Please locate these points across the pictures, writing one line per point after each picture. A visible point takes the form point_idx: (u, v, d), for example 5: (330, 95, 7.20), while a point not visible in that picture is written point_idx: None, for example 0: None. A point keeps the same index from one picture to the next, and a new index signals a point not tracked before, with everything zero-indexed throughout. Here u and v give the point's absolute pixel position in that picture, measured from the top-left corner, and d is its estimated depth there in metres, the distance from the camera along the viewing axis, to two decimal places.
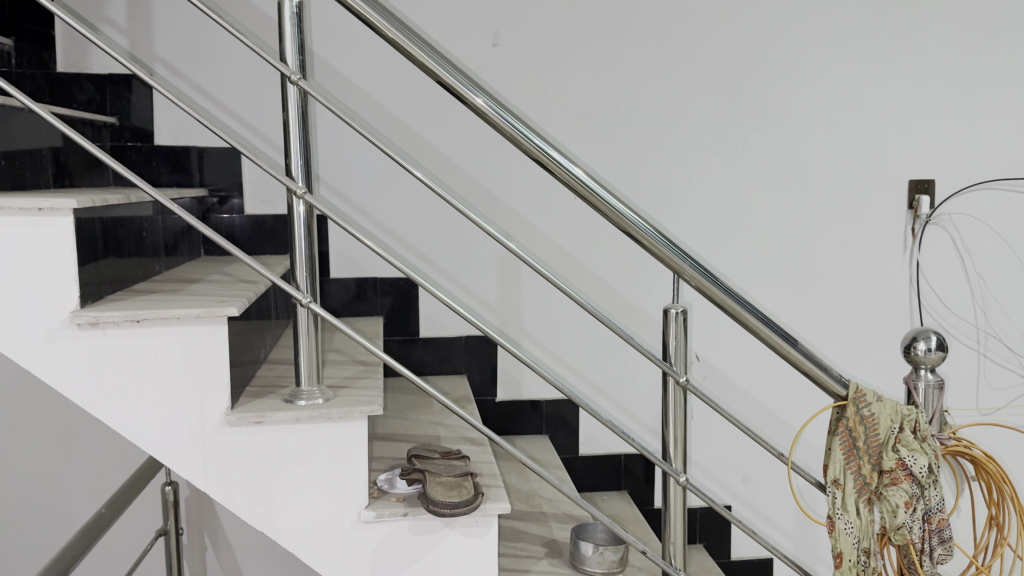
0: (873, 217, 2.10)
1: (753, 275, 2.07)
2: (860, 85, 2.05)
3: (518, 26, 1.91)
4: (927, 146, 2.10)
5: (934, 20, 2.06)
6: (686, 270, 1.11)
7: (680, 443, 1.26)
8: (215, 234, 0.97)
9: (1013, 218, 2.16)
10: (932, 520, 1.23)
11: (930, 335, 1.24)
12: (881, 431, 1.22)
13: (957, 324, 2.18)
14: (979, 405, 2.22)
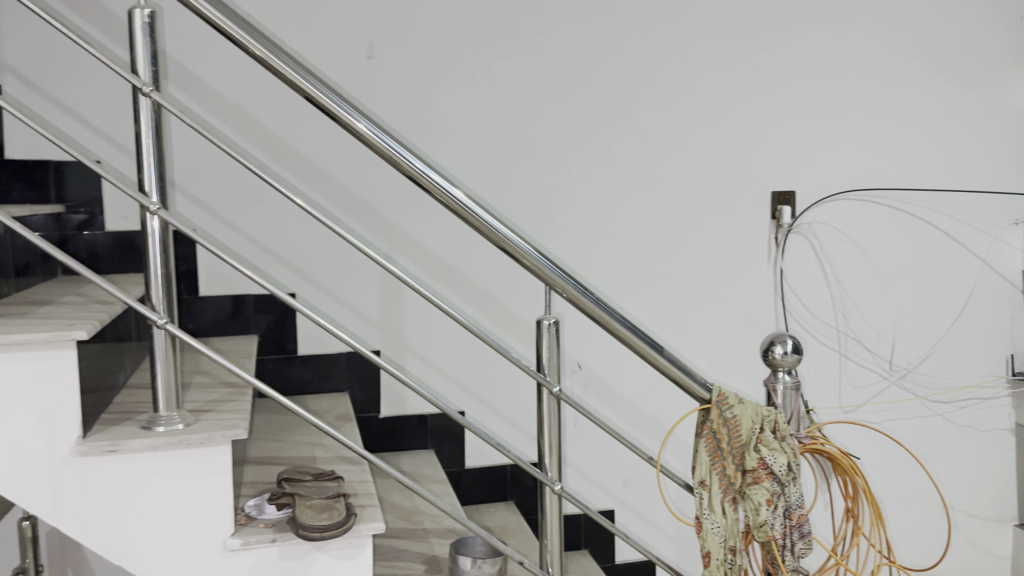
0: (740, 226, 2.19)
1: (630, 284, 2.13)
2: (726, 99, 2.14)
3: (393, 38, 1.90)
4: (788, 157, 2.21)
5: (792, 37, 2.18)
6: (556, 281, 1.14)
7: (555, 452, 1.27)
8: (71, 261, 0.97)
9: (867, 226, 2.30)
10: (792, 516, 1.28)
11: (786, 339, 1.32)
12: (744, 432, 1.28)
13: (819, 326, 2.30)
14: (843, 403, 2.33)
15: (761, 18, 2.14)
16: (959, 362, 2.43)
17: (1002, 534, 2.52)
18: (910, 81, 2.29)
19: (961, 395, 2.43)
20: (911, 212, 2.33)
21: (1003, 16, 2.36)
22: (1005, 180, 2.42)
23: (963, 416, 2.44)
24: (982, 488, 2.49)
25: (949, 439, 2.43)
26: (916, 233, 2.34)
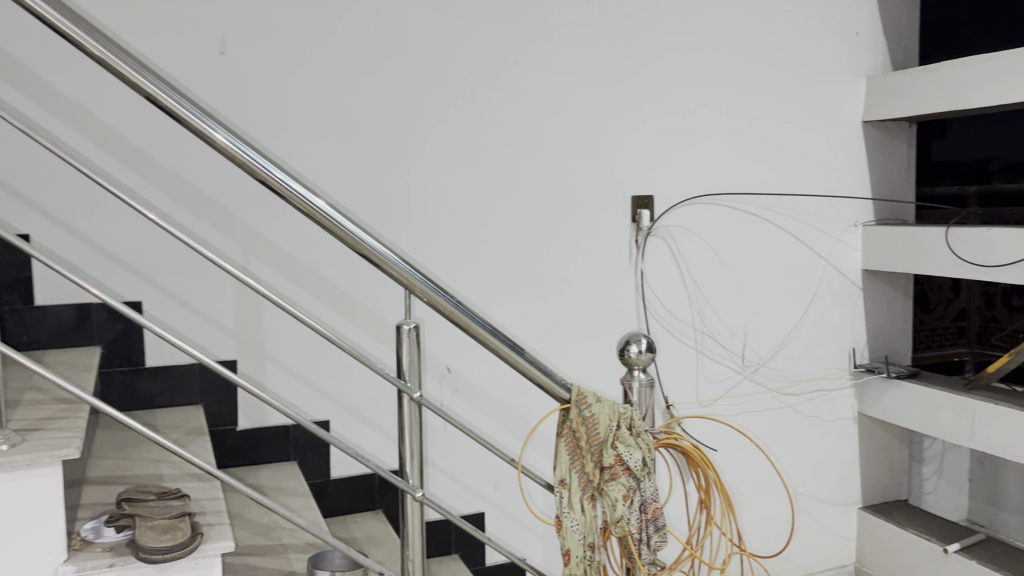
0: (602, 228, 2.25)
1: (496, 287, 2.13)
2: (586, 104, 2.19)
3: (246, 35, 1.83)
4: (646, 162, 2.28)
5: (647, 46, 2.25)
6: (416, 285, 1.13)
7: (418, 458, 1.25)
8: None
9: (720, 228, 2.41)
10: (647, 510, 1.33)
11: (640, 338, 1.35)
12: (601, 430, 1.31)
13: (678, 326, 2.38)
14: (700, 398, 2.43)
15: (617, 27, 2.21)
16: (806, 356, 2.58)
17: (847, 516, 2.70)
18: (758, 90, 2.42)
19: (808, 387, 2.59)
20: (761, 215, 2.46)
21: (839, 32, 2.53)
22: (844, 184, 2.59)
23: (810, 407, 2.60)
24: (828, 474, 2.65)
25: (798, 429, 2.58)
26: (765, 235, 2.47)
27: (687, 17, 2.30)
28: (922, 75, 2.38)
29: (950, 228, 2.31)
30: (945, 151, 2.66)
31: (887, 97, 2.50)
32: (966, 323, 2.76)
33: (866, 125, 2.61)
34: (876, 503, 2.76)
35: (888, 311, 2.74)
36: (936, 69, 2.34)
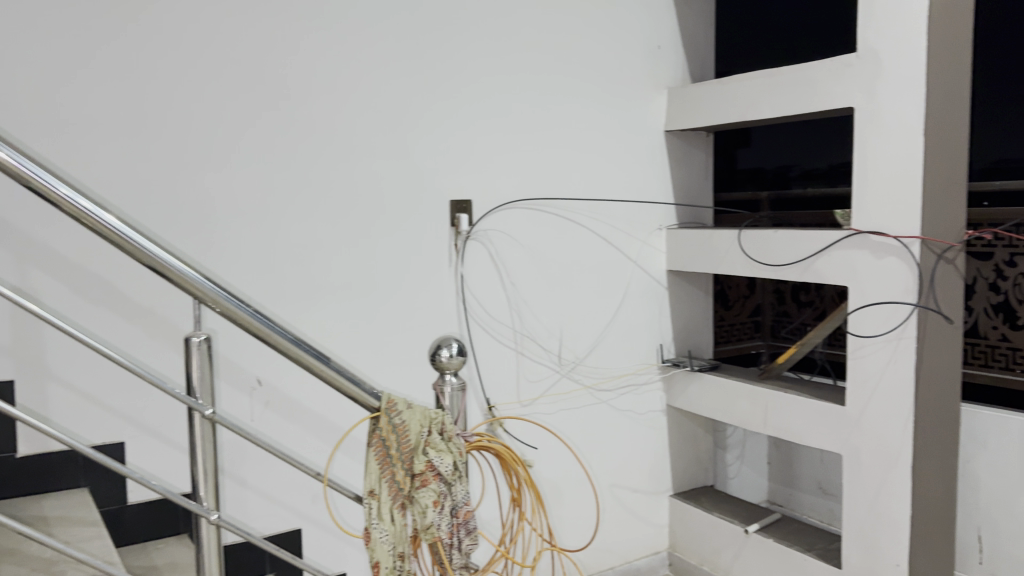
0: (419, 233, 2.23)
1: (311, 295, 2.05)
2: (398, 109, 2.17)
3: (20, 23, 1.67)
4: (461, 167, 2.29)
5: (459, 52, 2.27)
6: (207, 296, 1.10)
7: (212, 478, 1.19)
8: None
9: (536, 232, 2.46)
10: (458, 514, 1.33)
11: (451, 342, 1.35)
12: (412, 437, 1.29)
13: (497, 327, 2.41)
14: (520, 398, 2.46)
15: (430, 32, 2.21)
16: (620, 354, 2.70)
17: (660, 504, 2.84)
18: (569, 98, 2.49)
19: (621, 382, 2.70)
20: (574, 219, 2.53)
21: (643, 44, 2.66)
22: (650, 190, 2.73)
23: (623, 402, 2.71)
24: (641, 466, 2.78)
25: (612, 423, 2.68)
26: (579, 239, 2.55)
27: (499, 25, 2.34)
28: (716, 87, 2.55)
29: (742, 231, 2.49)
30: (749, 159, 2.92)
31: (686, 108, 2.67)
32: (762, 317, 3.10)
33: (668, 134, 2.77)
34: (686, 489, 2.92)
35: (691, 309, 2.91)
36: (728, 83, 2.51)
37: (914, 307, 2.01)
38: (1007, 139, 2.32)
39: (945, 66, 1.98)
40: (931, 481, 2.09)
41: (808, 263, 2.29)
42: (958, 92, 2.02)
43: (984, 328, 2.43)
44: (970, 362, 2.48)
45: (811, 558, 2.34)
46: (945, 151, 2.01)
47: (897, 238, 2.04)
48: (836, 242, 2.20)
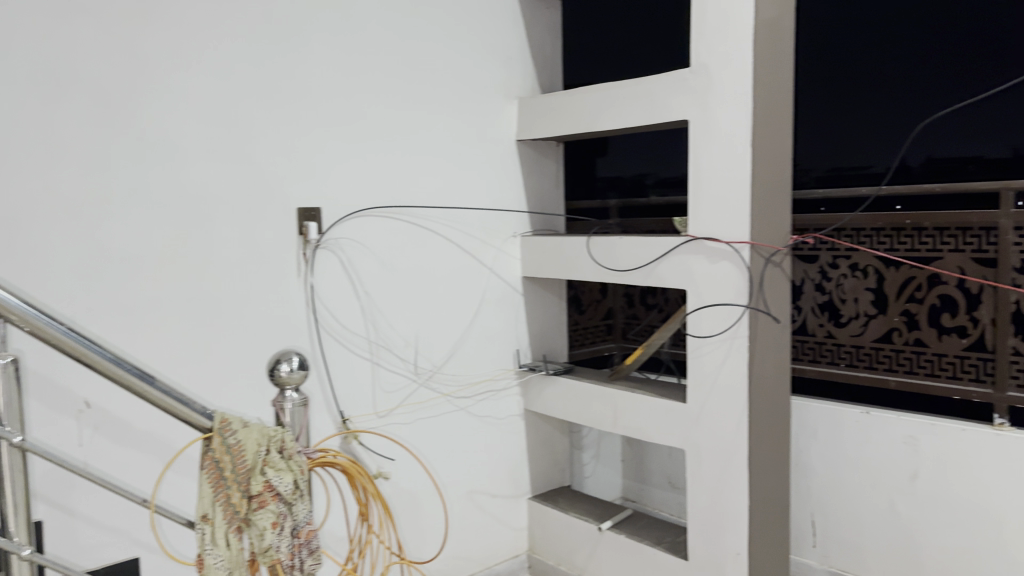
0: (267, 243, 2.10)
1: (148, 311, 1.88)
2: (241, 113, 2.04)
3: None
4: (311, 175, 2.19)
5: (306, 56, 2.18)
6: (14, 314, 1.03)
7: (23, 511, 1.10)
8: None
9: (387, 239, 2.39)
10: (299, 534, 1.30)
11: (292, 356, 1.30)
12: (248, 457, 1.25)
13: (350, 336, 2.30)
14: (377, 409, 2.36)
15: (280, 31, 2.11)
16: (477, 360, 2.69)
17: (518, 507, 2.87)
18: (422, 104, 2.47)
19: (479, 389, 2.70)
20: (427, 226, 2.50)
21: (492, 54, 2.69)
22: (502, 197, 2.76)
23: (480, 408, 2.71)
24: (500, 471, 2.79)
25: (472, 431, 2.67)
26: (434, 246, 2.53)
27: (352, 28, 2.28)
28: (564, 98, 2.61)
29: (590, 237, 2.56)
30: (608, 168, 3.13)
31: (537, 118, 2.72)
32: (613, 321, 3.24)
33: (519, 144, 2.82)
34: (544, 491, 2.97)
35: (545, 314, 2.97)
36: (574, 94, 2.58)
37: (745, 308, 2.13)
38: (839, 152, 2.54)
39: (769, 81, 2.11)
40: (766, 470, 2.21)
41: (651, 268, 2.38)
42: (780, 106, 2.16)
43: (812, 325, 2.61)
44: (800, 358, 2.66)
45: (660, 551, 2.42)
46: (770, 161, 2.14)
47: (728, 244, 2.16)
48: (676, 247, 2.30)
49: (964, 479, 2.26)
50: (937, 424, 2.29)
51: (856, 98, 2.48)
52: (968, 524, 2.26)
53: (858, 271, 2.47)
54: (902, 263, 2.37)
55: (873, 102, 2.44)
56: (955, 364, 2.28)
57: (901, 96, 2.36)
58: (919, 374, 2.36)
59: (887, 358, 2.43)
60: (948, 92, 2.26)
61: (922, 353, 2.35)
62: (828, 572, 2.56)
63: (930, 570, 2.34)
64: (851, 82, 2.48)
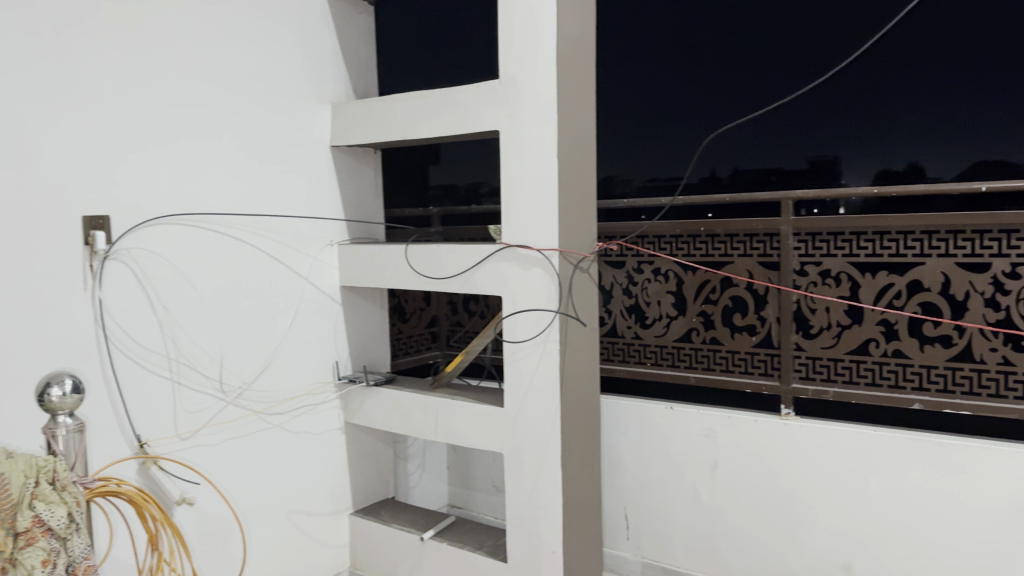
0: (49, 253, 1.89)
1: None
2: (15, 107, 1.81)
3: None
4: (99, 179, 2.00)
5: (93, 47, 1.98)
6: None
7: None
8: None
9: (187, 249, 2.24)
10: (77, 570, 1.37)
11: (65, 382, 1.40)
12: (14, 491, 1.29)
13: (148, 354, 2.14)
14: (179, 430, 2.22)
15: (72, 18, 1.92)
16: (289, 375, 2.59)
17: (338, 523, 2.80)
18: (228, 106, 2.36)
19: (293, 405, 2.61)
20: (233, 234, 2.38)
21: (302, 58, 2.62)
22: (314, 204, 2.69)
23: (295, 424, 2.62)
24: (318, 487, 2.71)
25: (286, 448, 2.57)
26: (241, 257, 2.41)
27: (153, 22, 2.13)
28: (377, 104, 2.59)
29: (409, 246, 2.54)
30: (439, 175, 3.24)
31: (351, 124, 2.67)
32: (437, 328, 3.28)
33: (332, 150, 2.76)
34: (366, 505, 2.92)
35: (366, 324, 2.92)
36: (387, 101, 2.55)
37: (554, 313, 2.18)
38: (656, 164, 2.86)
39: (572, 94, 2.19)
40: (577, 469, 2.29)
41: (468, 276, 2.37)
42: (581, 119, 2.24)
43: (621, 327, 2.73)
44: (610, 358, 2.77)
45: (481, 556, 2.44)
46: (573, 171, 2.22)
47: (540, 251, 2.19)
48: (490, 255, 2.31)
49: (757, 467, 2.44)
50: (732, 416, 2.47)
51: (670, 115, 2.81)
52: (761, 508, 2.44)
53: (660, 276, 2.63)
54: (698, 268, 2.54)
55: (687, 123, 2.79)
56: (747, 360, 2.47)
57: (708, 110, 2.73)
58: (716, 370, 2.54)
59: (687, 356, 2.59)
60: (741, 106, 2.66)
61: (718, 351, 2.53)
62: (641, 563, 2.68)
63: (730, 553, 2.51)
64: (666, 98, 2.82)
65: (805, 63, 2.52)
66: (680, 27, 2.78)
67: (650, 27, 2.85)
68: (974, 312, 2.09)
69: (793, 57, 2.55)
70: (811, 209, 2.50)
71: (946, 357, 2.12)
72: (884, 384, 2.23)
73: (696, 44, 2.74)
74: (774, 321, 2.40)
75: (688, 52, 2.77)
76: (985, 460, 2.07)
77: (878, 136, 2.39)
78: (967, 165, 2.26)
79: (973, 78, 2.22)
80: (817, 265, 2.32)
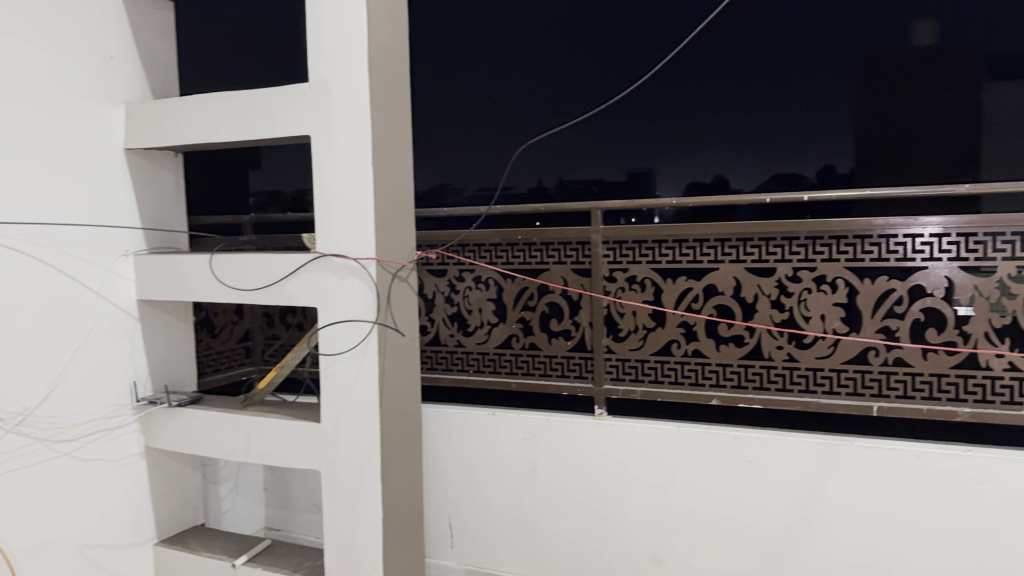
0: None
1: None
2: None
3: None
4: None
5: None
6: None
7: None
8: None
9: None
10: None
11: None
12: None
13: None
14: None
15: None
16: (79, 399, 2.37)
17: (141, 555, 2.60)
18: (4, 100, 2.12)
19: (85, 430, 2.39)
20: (11, 244, 2.14)
21: (92, 52, 2.42)
22: (108, 211, 2.49)
23: (88, 451, 2.40)
24: (117, 516, 2.50)
25: (76, 477, 2.35)
26: (21, 270, 2.18)
27: None
28: (177, 105, 2.43)
29: (213, 255, 2.40)
30: (262, 181, 3.23)
31: (148, 126, 2.50)
32: (252, 343, 3.16)
33: (128, 154, 2.57)
34: (173, 533, 2.73)
35: (168, 341, 2.74)
36: (189, 101, 2.40)
37: (372, 324, 2.13)
38: (486, 175, 3.06)
39: (384, 100, 2.16)
40: (395, 482, 2.25)
41: (280, 287, 2.27)
42: (394, 124, 2.21)
43: (443, 336, 2.71)
44: (433, 368, 2.75)
45: None
46: (388, 179, 2.18)
47: (355, 260, 2.14)
48: (303, 265, 2.22)
49: (574, 468, 2.50)
50: (550, 419, 2.52)
51: (504, 129, 3.03)
52: (578, 508, 2.51)
53: (481, 284, 2.64)
54: (516, 275, 2.58)
55: (517, 136, 3.01)
56: (563, 363, 2.54)
57: (539, 121, 2.97)
58: (535, 374, 2.59)
59: (508, 362, 2.62)
60: (564, 113, 2.93)
61: (536, 355, 2.58)
62: (464, 571, 2.68)
63: (549, 554, 2.56)
64: (495, 114, 3.04)
65: (618, 83, 2.83)
66: (506, 51, 3.02)
67: (477, 47, 3.06)
68: (762, 313, 2.24)
69: (608, 79, 2.85)
70: (630, 218, 2.75)
71: (740, 355, 2.27)
72: (686, 382, 2.38)
73: (522, 65, 2.99)
74: (587, 325, 2.48)
75: (514, 73, 3.01)
76: (775, 448, 2.24)
77: (686, 152, 2.75)
78: (766, 177, 2.65)
79: (760, 97, 2.63)
80: (625, 271, 2.43)
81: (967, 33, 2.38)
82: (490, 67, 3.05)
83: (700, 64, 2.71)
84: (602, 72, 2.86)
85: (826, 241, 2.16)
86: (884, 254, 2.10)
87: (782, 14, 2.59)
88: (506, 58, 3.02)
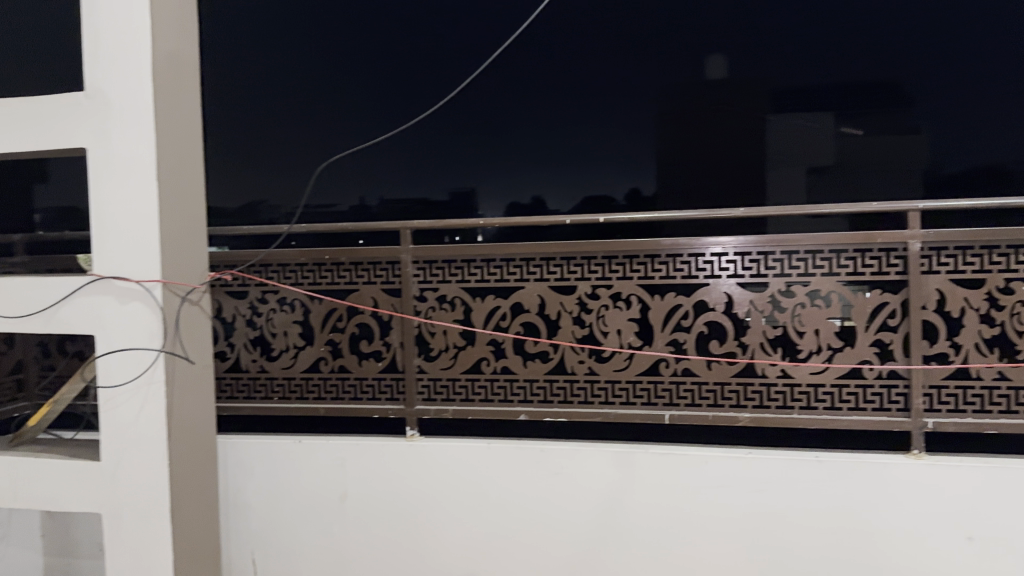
0: None
1: None
2: None
3: None
4: None
5: None
6: None
7: None
8: None
9: None
10: None
11: None
12: None
13: None
14: None
15: None
16: None
17: None
18: None
19: None
20: None
21: None
22: None
23: None
24: None
25: None
26: None
27: None
28: None
29: None
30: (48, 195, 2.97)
31: None
32: (23, 375, 2.84)
33: None
34: None
35: None
36: None
37: (157, 350, 2.00)
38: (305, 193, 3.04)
39: (173, 114, 2.05)
40: (189, 518, 2.12)
41: (53, 313, 2.07)
42: (182, 138, 2.10)
43: (246, 361, 2.59)
44: (234, 396, 2.61)
45: None
46: (174, 196, 2.05)
47: (138, 282, 1.99)
48: (80, 288, 2.03)
49: (383, 491, 2.47)
50: (359, 443, 2.48)
51: (323, 146, 3.04)
52: (387, 532, 2.47)
53: (287, 306, 2.53)
54: (324, 297, 2.50)
55: (336, 150, 3.04)
56: (373, 386, 2.51)
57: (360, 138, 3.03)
58: (345, 398, 2.53)
59: (317, 387, 2.55)
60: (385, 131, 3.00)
61: (346, 378, 2.53)
62: None
63: None
64: (315, 130, 3.07)
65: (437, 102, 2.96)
66: (328, 67, 3.06)
67: (297, 62, 3.08)
68: (565, 330, 2.32)
69: (427, 98, 2.96)
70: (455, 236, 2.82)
71: (545, 370, 2.35)
72: (495, 399, 2.42)
73: (342, 79, 3.04)
74: (398, 346, 2.45)
75: (334, 87, 3.05)
76: (577, 460, 2.32)
77: (508, 175, 2.96)
78: (579, 199, 2.93)
79: (574, 124, 2.92)
80: (434, 291, 2.43)
81: (748, 69, 2.81)
82: (309, 80, 3.08)
83: (517, 87, 2.92)
84: (421, 90, 2.96)
85: (620, 260, 2.28)
86: (672, 272, 2.24)
87: (591, 48, 2.87)
88: (325, 73, 3.06)
